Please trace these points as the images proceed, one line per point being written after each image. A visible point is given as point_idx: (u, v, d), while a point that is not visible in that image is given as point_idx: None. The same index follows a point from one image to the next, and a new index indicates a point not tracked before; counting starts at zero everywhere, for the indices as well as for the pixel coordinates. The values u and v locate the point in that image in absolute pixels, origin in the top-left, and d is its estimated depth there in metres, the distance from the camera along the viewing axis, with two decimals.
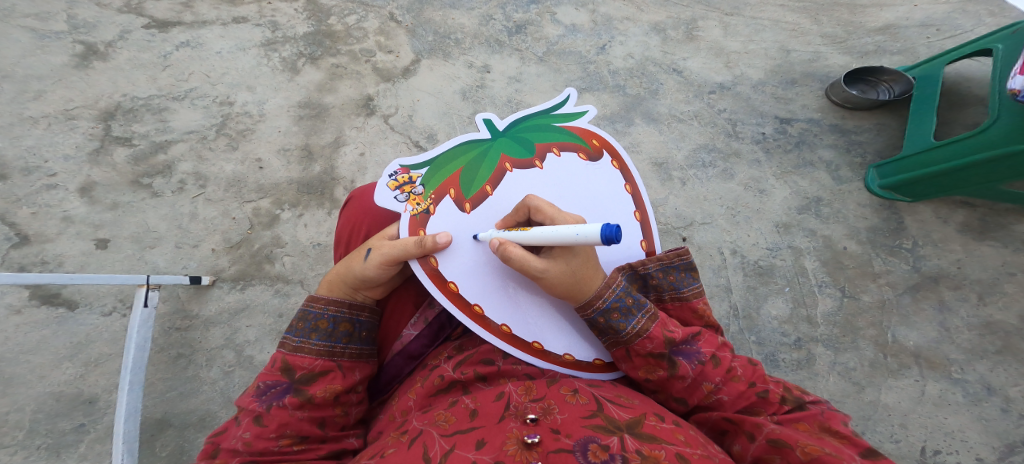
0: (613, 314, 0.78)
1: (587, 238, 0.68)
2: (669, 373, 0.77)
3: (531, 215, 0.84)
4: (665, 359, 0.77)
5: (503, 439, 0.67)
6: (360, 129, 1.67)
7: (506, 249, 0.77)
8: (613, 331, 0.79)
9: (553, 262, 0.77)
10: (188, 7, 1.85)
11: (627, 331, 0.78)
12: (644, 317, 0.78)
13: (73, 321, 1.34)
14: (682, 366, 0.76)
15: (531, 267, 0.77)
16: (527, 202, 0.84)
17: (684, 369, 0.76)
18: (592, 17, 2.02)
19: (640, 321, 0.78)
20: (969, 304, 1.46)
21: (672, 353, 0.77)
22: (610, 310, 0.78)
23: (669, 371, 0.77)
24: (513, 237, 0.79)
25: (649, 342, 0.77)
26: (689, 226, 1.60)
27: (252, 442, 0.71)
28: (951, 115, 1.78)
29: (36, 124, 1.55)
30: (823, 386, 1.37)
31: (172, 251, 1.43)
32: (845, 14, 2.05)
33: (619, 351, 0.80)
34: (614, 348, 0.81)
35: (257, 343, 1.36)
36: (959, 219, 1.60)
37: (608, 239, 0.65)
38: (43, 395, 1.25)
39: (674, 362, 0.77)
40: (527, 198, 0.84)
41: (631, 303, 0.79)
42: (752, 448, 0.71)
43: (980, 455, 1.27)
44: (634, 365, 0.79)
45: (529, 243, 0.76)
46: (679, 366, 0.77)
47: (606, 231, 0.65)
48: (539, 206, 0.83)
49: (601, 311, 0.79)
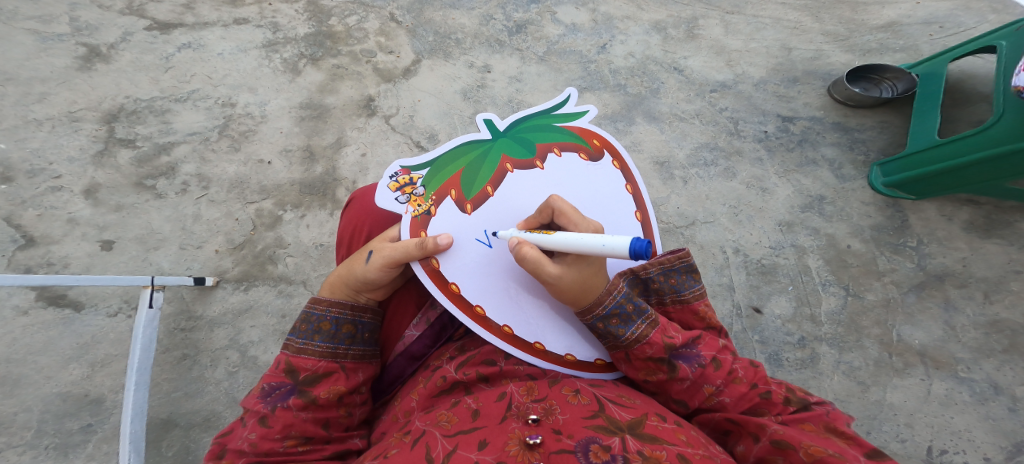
0: (613, 321, 0.78)
1: (612, 248, 0.69)
2: (669, 376, 0.77)
3: (554, 218, 0.84)
4: (665, 362, 0.77)
5: (505, 440, 0.67)
6: (362, 130, 1.67)
7: (523, 250, 0.77)
8: (612, 336, 0.79)
9: (567, 269, 0.77)
10: (189, 9, 1.86)
11: (627, 337, 0.78)
12: (644, 323, 0.78)
13: (79, 322, 1.35)
14: (681, 369, 0.76)
15: (544, 271, 0.77)
16: (551, 204, 0.83)
17: (684, 372, 0.76)
18: (592, 16, 2.02)
19: (640, 327, 0.78)
20: (974, 302, 1.45)
21: (671, 357, 0.77)
22: (609, 317, 0.78)
23: (669, 374, 0.77)
24: (532, 240, 0.79)
25: (648, 348, 0.77)
26: (691, 225, 1.59)
27: (258, 443, 0.71)
28: (956, 113, 1.76)
29: (40, 126, 1.56)
30: (827, 385, 1.36)
31: (176, 252, 1.44)
32: (847, 12, 2.04)
33: (618, 354, 0.80)
34: (614, 352, 0.81)
35: (261, 344, 1.37)
36: (964, 216, 1.59)
37: (637, 253, 0.67)
38: (50, 396, 1.26)
39: (674, 365, 0.77)
40: (551, 200, 0.83)
41: (632, 310, 0.78)
42: (755, 448, 0.71)
43: (987, 454, 1.26)
44: (633, 368, 0.79)
45: (547, 246, 0.77)
46: (679, 369, 0.76)
47: (636, 243, 0.66)
48: (562, 210, 0.82)
49: (600, 317, 0.78)
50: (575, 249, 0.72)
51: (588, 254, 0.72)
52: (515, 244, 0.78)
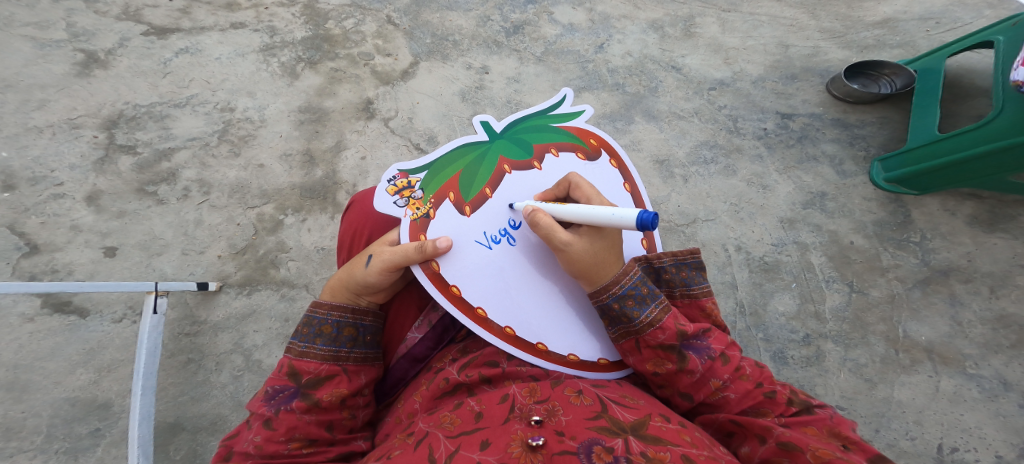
0: (628, 301, 0.78)
1: (621, 218, 0.70)
2: (678, 367, 0.76)
3: (571, 191, 0.88)
4: (675, 352, 0.77)
5: (507, 441, 0.66)
6: (361, 133, 1.68)
7: (535, 215, 0.79)
8: (626, 319, 0.79)
9: (578, 237, 0.78)
10: (186, 14, 1.87)
11: (641, 320, 0.78)
12: (657, 307, 0.78)
13: (85, 328, 1.35)
14: (692, 360, 0.76)
15: (555, 239, 0.78)
16: (568, 179, 0.89)
17: (694, 363, 0.76)
18: (589, 16, 2.02)
19: (654, 311, 0.78)
20: (980, 297, 1.44)
21: (682, 346, 0.77)
22: (626, 297, 0.78)
23: (679, 364, 0.76)
24: (546, 208, 0.81)
25: (661, 333, 0.77)
26: (692, 224, 1.59)
27: (262, 446, 0.72)
28: (955, 108, 1.75)
29: (41, 134, 1.57)
30: (834, 383, 1.35)
31: (180, 258, 1.45)
32: (843, 9, 2.03)
33: (629, 342, 0.80)
34: (624, 339, 0.80)
35: (266, 348, 1.37)
36: (967, 211, 1.58)
37: (642, 225, 0.67)
38: (58, 401, 1.27)
39: (684, 355, 0.76)
40: (568, 175, 0.89)
41: (647, 293, 0.79)
42: (761, 449, 0.71)
43: (999, 452, 1.25)
44: (643, 358, 0.79)
45: (560, 214, 0.78)
46: (690, 360, 0.76)
47: (642, 214, 0.66)
48: (578, 184, 0.88)
49: (616, 297, 0.78)
50: (585, 216, 0.74)
51: (599, 224, 0.74)
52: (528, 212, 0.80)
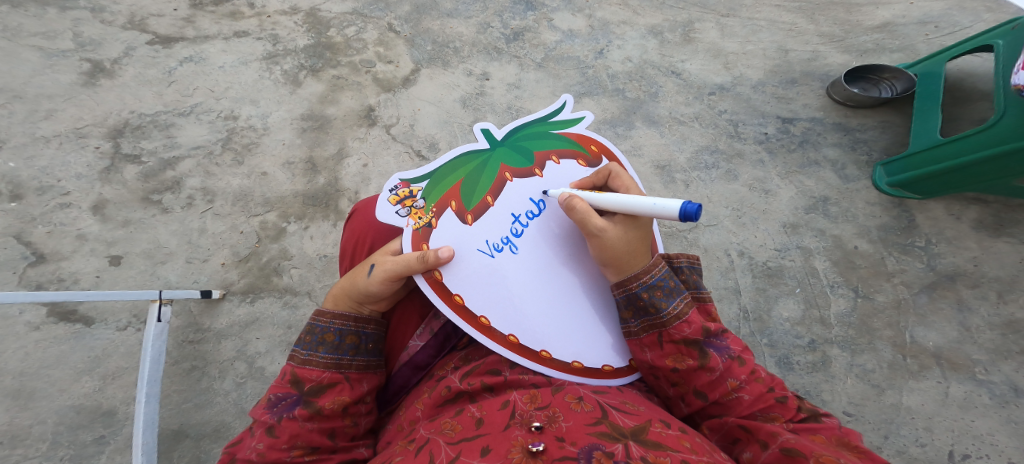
0: (657, 292, 0.79)
1: (663, 209, 0.71)
2: (700, 363, 0.75)
3: (609, 181, 0.92)
4: (697, 348, 0.76)
5: (508, 447, 0.66)
6: (362, 140, 1.69)
7: (573, 200, 0.80)
8: (653, 310, 0.79)
9: (613, 225, 0.79)
10: (190, 23, 1.89)
11: (668, 312, 0.77)
12: (683, 301, 0.79)
13: (90, 336, 1.36)
14: (713, 357, 0.76)
15: (590, 225, 0.79)
16: (607, 167, 0.92)
17: (714, 360, 0.76)
18: (588, 22, 2.03)
19: (680, 304, 0.78)
20: (988, 302, 1.43)
21: (704, 343, 0.77)
22: (655, 287, 0.79)
23: (699, 361, 0.76)
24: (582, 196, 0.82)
25: (686, 327, 0.77)
26: (694, 229, 1.58)
27: (265, 453, 0.72)
28: (958, 112, 1.75)
29: (48, 143, 1.59)
30: (841, 389, 1.34)
31: (184, 266, 1.46)
32: (842, 13, 2.03)
33: (651, 336, 0.79)
34: (646, 333, 0.80)
35: (268, 355, 1.37)
36: (972, 215, 1.57)
37: (685, 215, 0.68)
38: (64, 408, 1.27)
39: (705, 352, 0.76)
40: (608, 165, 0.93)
41: (673, 286, 0.80)
42: (763, 455, 0.70)
43: (1012, 459, 1.23)
44: (663, 353, 0.78)
45: (596, 201, 0.80)
46: (711, 357, 0.76)
47: (686, 205, 0.67)
48: (617, 174, 0.91)
49: (646, 286, 0.79)
50: (629, 205, 0.75)
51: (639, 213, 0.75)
52: (567, 196, 0.81)
